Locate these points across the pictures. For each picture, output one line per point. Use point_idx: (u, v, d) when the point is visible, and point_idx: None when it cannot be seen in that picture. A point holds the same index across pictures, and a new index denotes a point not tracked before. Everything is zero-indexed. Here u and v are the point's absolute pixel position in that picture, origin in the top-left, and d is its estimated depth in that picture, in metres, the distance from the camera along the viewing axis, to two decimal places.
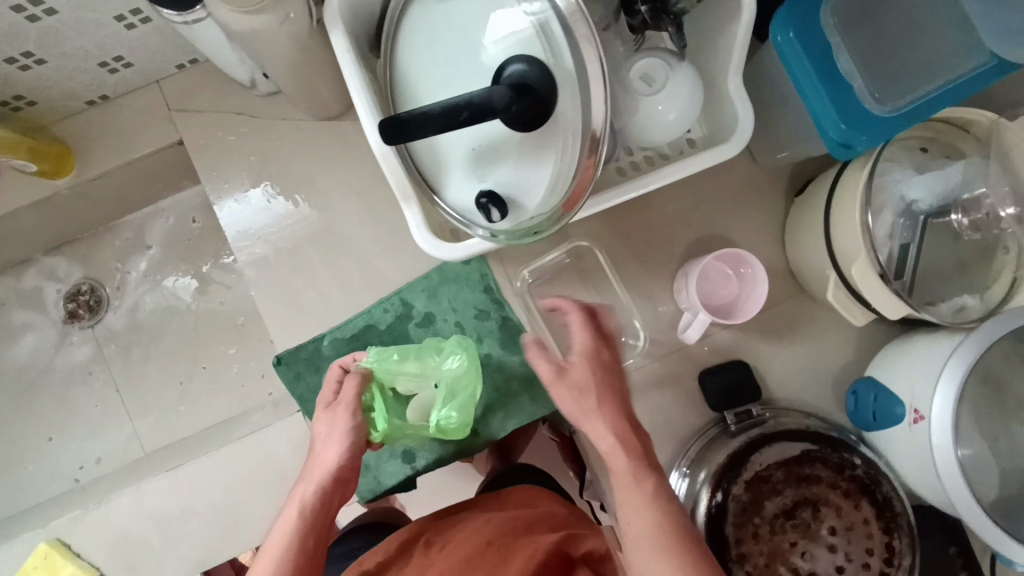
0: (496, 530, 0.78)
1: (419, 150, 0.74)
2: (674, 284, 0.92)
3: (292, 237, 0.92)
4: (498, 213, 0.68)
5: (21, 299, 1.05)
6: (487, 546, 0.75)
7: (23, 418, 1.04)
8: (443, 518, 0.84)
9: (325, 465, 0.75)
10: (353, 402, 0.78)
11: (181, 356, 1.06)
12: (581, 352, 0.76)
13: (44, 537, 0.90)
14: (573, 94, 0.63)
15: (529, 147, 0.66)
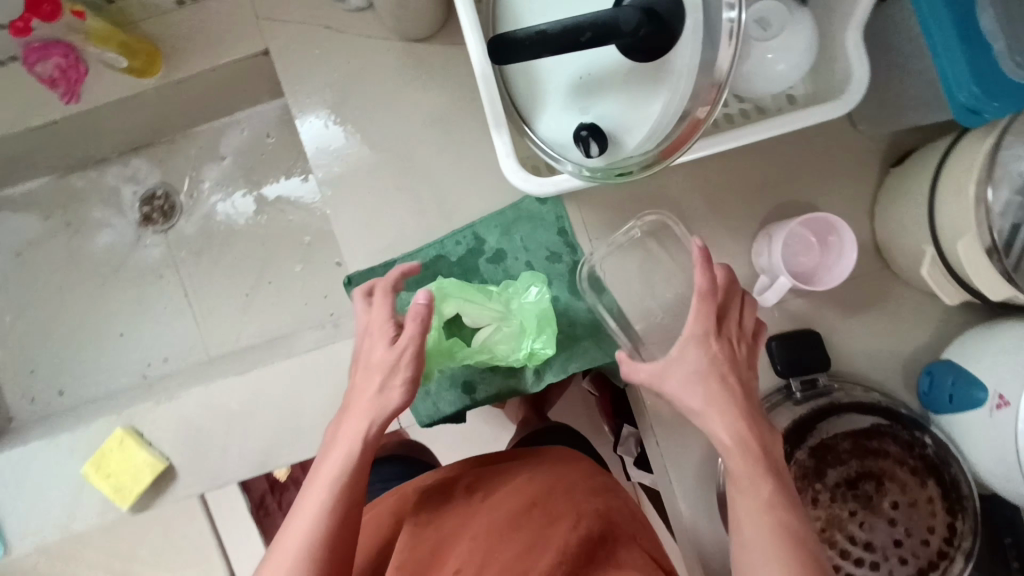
0: (541, 489, 0.76)
1: (516, 76, 0.72)
2: (754, 245, 0.89)
3: (369, 159, 0.91)
4: (597, 146, 0.66)
5: (100, 197, 1.08)
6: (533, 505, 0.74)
7: (98, 311, 1.08)
8: (489, 467, 0.83)
9: (379, 406, 0.69)
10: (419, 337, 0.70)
11: (249, 269, 1.07)
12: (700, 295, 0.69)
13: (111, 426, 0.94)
14: (696, 32, 0.61)
15: (640, 80, 0.64)
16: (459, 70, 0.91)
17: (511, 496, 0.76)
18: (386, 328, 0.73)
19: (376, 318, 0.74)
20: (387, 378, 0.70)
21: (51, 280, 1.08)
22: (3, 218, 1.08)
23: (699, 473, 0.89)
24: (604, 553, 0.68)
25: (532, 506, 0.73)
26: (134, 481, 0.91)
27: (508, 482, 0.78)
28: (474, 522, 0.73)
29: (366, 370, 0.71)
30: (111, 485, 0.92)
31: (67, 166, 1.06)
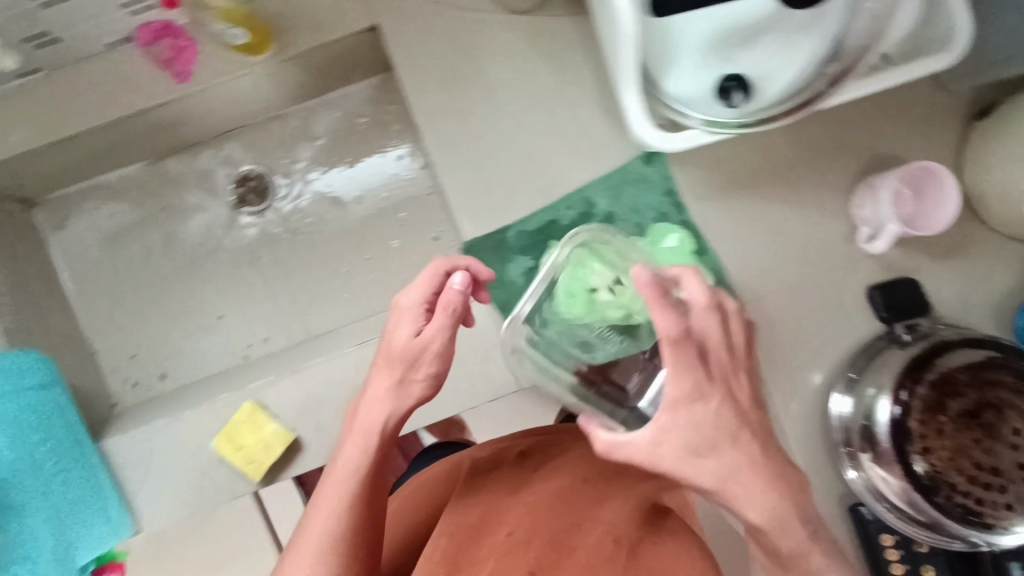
0: (594, 468, 0.77)
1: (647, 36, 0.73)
2: (854, 198, 0.93)
3: (479, 129, 0.94)
4: (743, 96, 0.72)
5: (194, 181, 1.08)
6: (584, 483, 0.75)
7: (196, 294, 1.09)
8: (540, 440, 0.85)
9: (396, 406, 0.69)
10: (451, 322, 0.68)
11: (346, 247, 1.09)
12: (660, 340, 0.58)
13: (226, 404, 0.94)
14: None
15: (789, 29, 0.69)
16: (564, 40, 0.93)
17: (562, 471, 0.77)
18: (415, 314, 0.69)
19: (405, 303, 0.69)
20: (407, 374, 0.69)
21: (148, 265, 1.09)
22: (96, 206, 1.08)
23: (806, 419, 0.98)
24: (650, 528, 0.72)
25: (585, 483, 0.75)
26: (264, 453, 0.92)
27: (567, 457, 0.80)
28: (528, 491, 0.75)
29: (387, 359, 0.70)
30: (242, 457, 0.92)
31: (161, 151, 1.06)
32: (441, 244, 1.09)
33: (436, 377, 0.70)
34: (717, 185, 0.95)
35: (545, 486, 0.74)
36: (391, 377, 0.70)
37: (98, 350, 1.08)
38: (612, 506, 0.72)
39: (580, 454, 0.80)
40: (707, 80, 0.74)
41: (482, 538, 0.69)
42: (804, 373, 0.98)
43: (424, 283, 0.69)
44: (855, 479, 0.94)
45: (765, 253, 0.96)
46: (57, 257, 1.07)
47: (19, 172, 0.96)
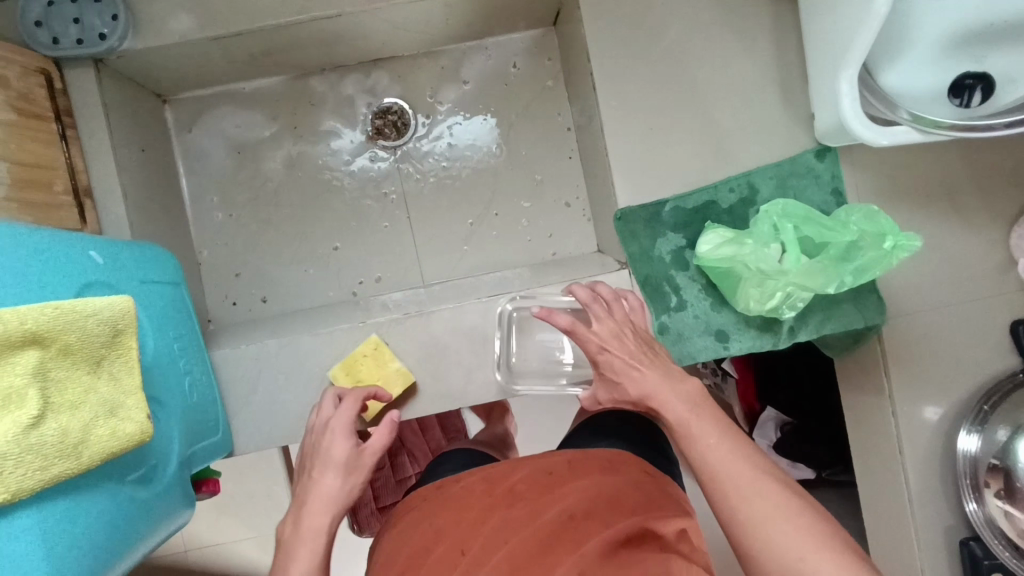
0: (579, 507, 0.72)
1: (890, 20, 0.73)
2: (1018, 227, 0.92)
3: (652, 96, 0.91)
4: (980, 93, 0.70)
5: (332, 105, 1.05)
6: (570, 520, 0.71)
7: (313, 220, 1.05)
8: (532, 469, 0.79)
9: (349, 488, 0.70)
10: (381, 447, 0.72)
11: (475, 198, 1.06)
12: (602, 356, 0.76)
13: (343, 336, 0.89)
14: None
15: None
16: (755, 19, 0.91)
17: (545, 507, 0.73)
18: (346, 430, 0.73)
19: (336, 423, 0.73)
20: (343, 476, 0.70)
21: (270, 182, 1.04)
22: (227, 114, 1.04)
23: (930, 444, 0.95)
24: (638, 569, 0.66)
25: (570, 524, 0.70)
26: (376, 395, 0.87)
27: (553, 494, 0.74)
28: (505, 535, 0.71)
29: (345, 470, 0.70)
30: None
31: (306, 68, 1.03)
32: (573, 212, 1.06)
33: (347, 466, 0.71)
34: (881, 191, 0.92)
35: (521, 532, 0.70)
36: (336, 480, 0.69)
37: (204, 262, 1.04)
38: (592, 552, 0.67)
39: (568, 492, 0.74)
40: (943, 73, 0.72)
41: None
42: (934, 399, 0.95)
43: (352, 399, 0.77)
44: (972, 512, 0.90)
45: (916, 269, 0.93)
46: (179, 159, 1.04)
47: (168, 61, 0.92)
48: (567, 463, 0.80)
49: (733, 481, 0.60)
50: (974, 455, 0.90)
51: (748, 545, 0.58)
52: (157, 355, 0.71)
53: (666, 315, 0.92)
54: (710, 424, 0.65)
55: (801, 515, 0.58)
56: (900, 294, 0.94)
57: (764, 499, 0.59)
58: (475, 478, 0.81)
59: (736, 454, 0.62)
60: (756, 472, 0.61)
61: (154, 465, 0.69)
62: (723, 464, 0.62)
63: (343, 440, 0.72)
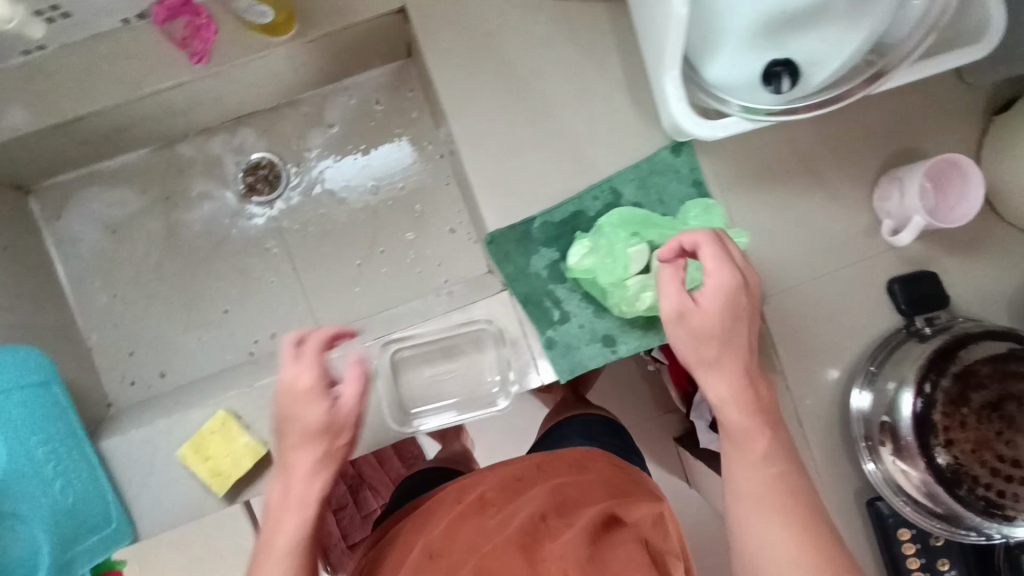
0: (549, 498, 0.72)
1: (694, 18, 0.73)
2: (878, 191, 0.94)
3: (506, 117, 0.91)
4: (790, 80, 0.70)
5: (201, 168, 1.04)
6: (544, 518, 0.69)
7: (201, 286, 1.04)
8: (501, 477, 0.78)
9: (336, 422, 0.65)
10: (324, 452, 0.65)
11: (359, 239, 1.06)
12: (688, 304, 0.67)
13: (234, 404, 0.89)
14: None
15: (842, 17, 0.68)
16: (595, 27, 0.92)
17: (520, 506, 0.71)
18: (317, 392, 0.64)
19: (298, 386, 0.65)
20: (331, 439, 0.65)
21: (150, 255, 1.03)
22: (96, 194, 1.03)
23: (827, 410, 0.98)
24: (620, 546, 0.66)
25: (548, 513, 0.70)
26: (233, 466, 0.87)
27: (525, 491, 0.74)
28: (483, 529, 0.69)
29: (302, 434, 0.64)
30: (208, 468, 0.87)
31: (167, 137, 1.02)
32: (459, 237, 1.06)
33: (335, 424, 0.65)
34: (741, 175, 0.95)
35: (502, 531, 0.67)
36: (320, 484, 0.65)
37: (95, 346, 1.02)
38: (570, 529, 0.67)
39: (540, 487, 0.74)
40: (755, 63, 0.73)
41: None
42: (825, 367, 0.97)
43: (312, 360, 0.65)
44: (872, 472, 0.93)
45: (788, 246, 0.96)
46: (52, 248, 1.02)
47: (16, 155, 0.90)
48: (535, 463, 0.82)
49: (766, 473, 0.63)
50: (866, 414, 0.93)
51: (742, 530, 0.62)
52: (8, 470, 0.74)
53: (551, 330, 0.91)
54: (761, 400, 0.67)
55: (807, 529, 0.60)
56: (777, 272, 0.96)
57: (773, 512, 0.61)
58: (449, 489, 0.81)
59: (779, 455, 0.65)
60: (780, 475, 0.63)
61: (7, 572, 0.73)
62: (753, 460, 0.64)
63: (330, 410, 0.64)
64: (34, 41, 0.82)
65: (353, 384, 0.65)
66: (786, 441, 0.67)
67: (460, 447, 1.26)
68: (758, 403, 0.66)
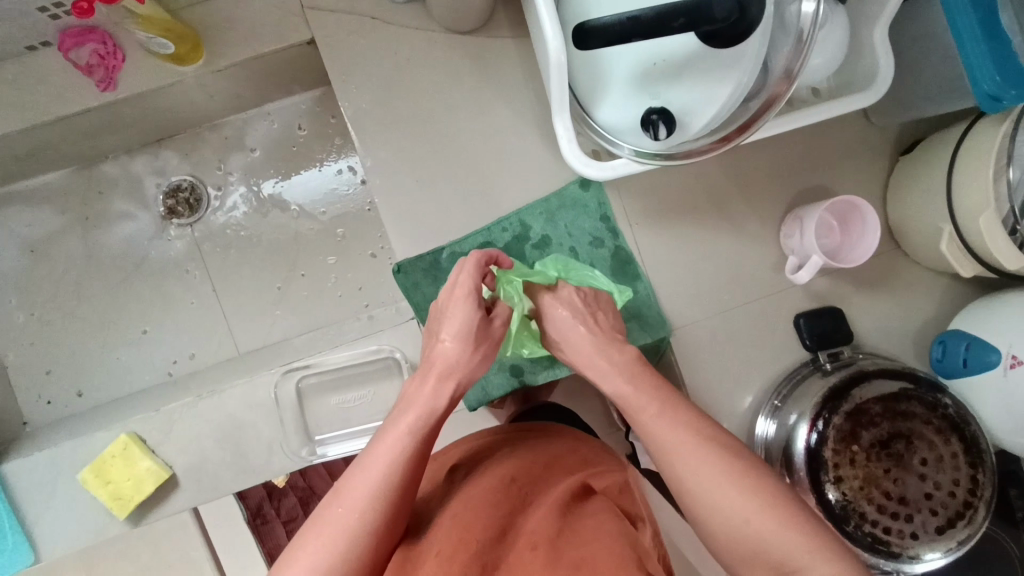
0: (522, 471, 0.74)
1: (577, 70, 0.77)
2: (783, 227, 0.96)
3: (415, 148, 0.93)
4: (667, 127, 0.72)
5: (121, 189, 1.04)
6: (512, 484, 0.71)
7: (120, 306, 1.04)
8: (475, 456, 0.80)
9: (422, 411, 0.67)
10: (473, 292, 0.73)
11: (281, 261, 1.06)
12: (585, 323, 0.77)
13: (135, 427, 0.89)
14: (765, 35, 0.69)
15: (713, 66, 0.71)
16: (503, 63, 0.93)
17: (488, 478, 0.72)
18: (468, 318, 0.73)
19: (459, 294, 0.74)
20: (465, 368, 0.73)
21: (68, 275, 1.04)
22: (13, 213, 1.03)
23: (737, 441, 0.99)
24: (590, 516, 0.66)
25: (512, 484, 0.71)
26: (134, 490, 0.87)
27: (492, 467, 0.75)
28: (457, 502, 0.69)
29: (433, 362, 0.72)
30: (109, 492, 0.87)
31: (86, 158, 1.02)
32: (379, 261, 1.07)
33: (471, 335, 0.73)
34: (650, 209, 0.96)
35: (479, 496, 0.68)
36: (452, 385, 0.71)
37: (13, 364, 1.03)
38: (538, 506, 0.68)
39: (507, 462, 0.75)
40: (635, 110, 0.74)
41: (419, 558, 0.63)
42: (733, 399, 0.99)
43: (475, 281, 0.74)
44: None
45: (696, 279, 0.97)
46: None
47: None
48: (505, 442, 0.82)
49: (686, 448, 0.64)
50: (768, 443, 0.94)
51: (694, 507, 0.62)
52: None
53: None
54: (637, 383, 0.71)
55: (731, 462, 0.62)
56: (686, 304, 0.97)
57: (706, 459, 0.63)
58: (438, 467, 0.81)
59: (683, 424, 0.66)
60: (693, 433, 0.65)
61: None
62: (665, 435, 0.66)
63: (476, 314, 0.73)
64: None
65: (466, 305, 0.73)
66: (679, 405, 0.68)
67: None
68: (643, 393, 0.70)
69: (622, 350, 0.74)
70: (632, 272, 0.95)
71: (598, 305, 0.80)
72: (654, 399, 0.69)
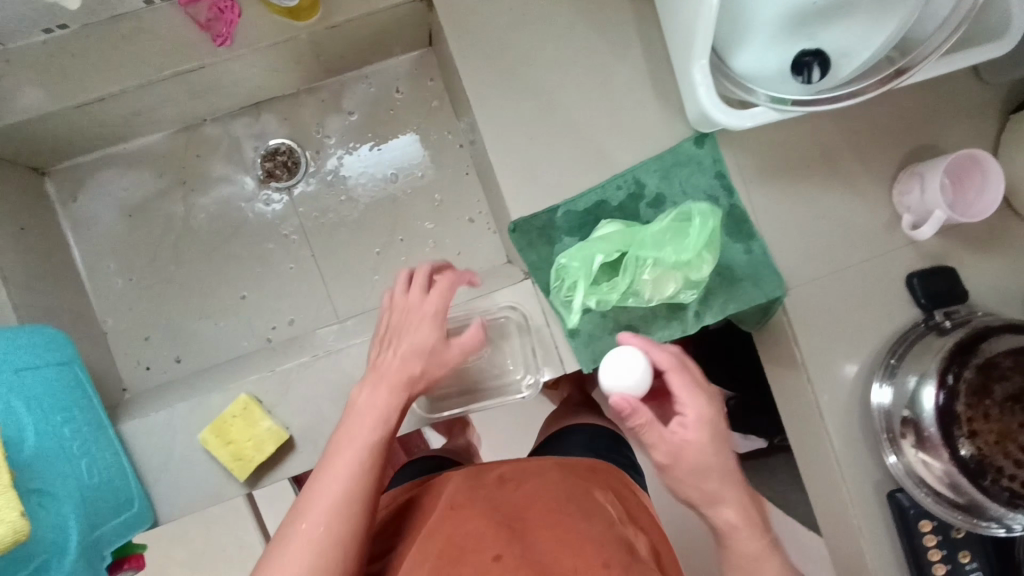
0: (572, 487, 0.75)
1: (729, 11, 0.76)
2: (898, 184, 0.95)
3: (527, 106, 0.92)
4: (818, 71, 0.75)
5: (219, 153, 1.03)
6: (568, 501, 0.72)
7: (219, 271, 1.03)
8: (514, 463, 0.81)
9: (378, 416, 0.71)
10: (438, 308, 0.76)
11: (379, 226, 1.05)
12: (694, 433, 0.69)
13: (247, 388, 0.87)
14: None
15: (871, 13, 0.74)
16: (618, 20, 0.92)
17: (543, 489, 0.74)
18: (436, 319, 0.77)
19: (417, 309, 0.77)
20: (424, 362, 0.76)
21: (166, 239, 1.03)
22: (111, 177, 1.02)
23: (847, 404, 0.99)
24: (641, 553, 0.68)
25: (568, 499, 0.72)
26: (255, 451, 0.86)
27: (536, 481, 0.76)
28: (511, 507, 0.70)
29: (410, 357, 0.75)
30: (230, 452, 0.86)
31: (186, 121, 1.01)
32: (477, 226, 1.06)
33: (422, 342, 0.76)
34: (764, 168, 0.95)
35: (542, 508, 0.70)
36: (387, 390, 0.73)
37: (111, 330, 1.01)
38: (595, 522, 0.69)
39: (552, 479, 0.76)
40: (786, 53, 0.76)
41: (464, 562, 0.63)
42: (843, 360, 0.98)
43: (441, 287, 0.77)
44: (894, 464, 0.95)
45: (807, 238, 0.96)
46: (67, 231, 1.01)
47: (36, 135, 0.89)
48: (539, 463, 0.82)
49: (747, 551, 0.71)
50: (887, 408, 0.95)
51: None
52: (39, 446, 0.68)
53: (574, 319, 0.93)
54: (697, 434, 0.70)
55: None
56: (798, 264, 0.96)
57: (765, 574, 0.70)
58: (465, 471, 0.81)
59: (741, 521, 0.71)
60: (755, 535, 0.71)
61: (47, 557, 0.66)
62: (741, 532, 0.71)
63: (432, 329, 0.76)
64: (58, 19, 0.81)
65: (426, 320, 0.77)
66: (730, 477, 0.71)
67: (463, 442, 1.36)
68: (702, 443, 0.70)
69: (687, 396, 0.71)
70: (747, 231, 0.94)
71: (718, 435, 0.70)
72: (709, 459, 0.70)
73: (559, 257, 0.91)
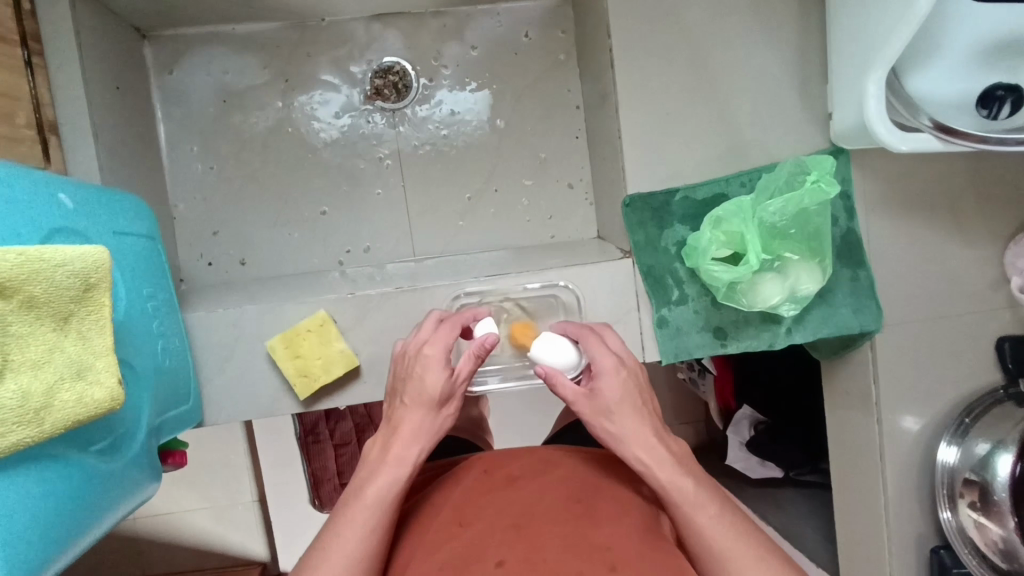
0: (585, 485, 0.70)
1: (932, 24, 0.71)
2: (1016, 245, 0.92)
3: (669, 80, 0.88)
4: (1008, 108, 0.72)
5: (330, 57, 0.98)
6: (577, 501, 0.67)
7: (302, 181, 0.98)
8: (526, 457, 0.75)
9: (397, 476, 0.65)
10: (443, 357, 0.67)
11: (476, 171, 1.01)
12: (605, 368, 0.69)
13: (322, 305, 0.82)
14: None
15: None
16: (784, 10, 0.88)
17: (550, 488, 0.69)
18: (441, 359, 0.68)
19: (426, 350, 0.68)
20: (436, 408, 0.68)
21: (256, 134, 0.98)
22: (213, 56, 0.97)
23: (909, 455, 0.97)
24: (651, 551, 0.61)
25: (577, 501, 0.67)
26: (322, 370, 0.82)
27: (547, 477, 0.71)
28: (513, 510, 0.65)
29: (413, 400, 0.67)
30: (295, 366, 0.82)
31: (305, 15, 0.95)
32: (574, 193, 1.03)
33: (434, 396, 0.67)
34: (888, 198, 0.92)
35: (545, 509, 0.65)
36: (417, 448, 0.66)
37: (181, 217, 0.97)
38: (606, 525, 0.64)
39: (563, 475, 0.71)
40: (974, 84, 0.74)
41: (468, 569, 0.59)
42: (918, 409, 0.96)
43: (450, 325, 0.70)
44: (947, 520, 0.93)
45: (911, 278, 0.94)
46: (157, 101, 0.96)
47: None
48: (545, 458, 0.75)
49: (667, 490, 0.65)
50: (953, 467, 0.93)
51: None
52: (129, 314, 0.64)
53: (666, 308, 0.90)
54: (610, 381, 0.69)
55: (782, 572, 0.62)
56: (896, 304, 0.94)
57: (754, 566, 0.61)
58: (480, 463, 0.75)
59: (659, 459, 0.66)
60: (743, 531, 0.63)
61: (121, 434, 0.61)
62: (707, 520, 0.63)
63: (439, 378, 0.67)
64: None
65: (436, 362, 0.67)
66: (636, 412, 0.69)
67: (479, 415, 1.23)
68: (613, 386, 0.69)
69: (597, 350, 0.70)
70: (857, 258, 0.92)
71: (625, 373, 0.70)
72: (622, 402, 0.68)
73: (715, 210, 0.85)
